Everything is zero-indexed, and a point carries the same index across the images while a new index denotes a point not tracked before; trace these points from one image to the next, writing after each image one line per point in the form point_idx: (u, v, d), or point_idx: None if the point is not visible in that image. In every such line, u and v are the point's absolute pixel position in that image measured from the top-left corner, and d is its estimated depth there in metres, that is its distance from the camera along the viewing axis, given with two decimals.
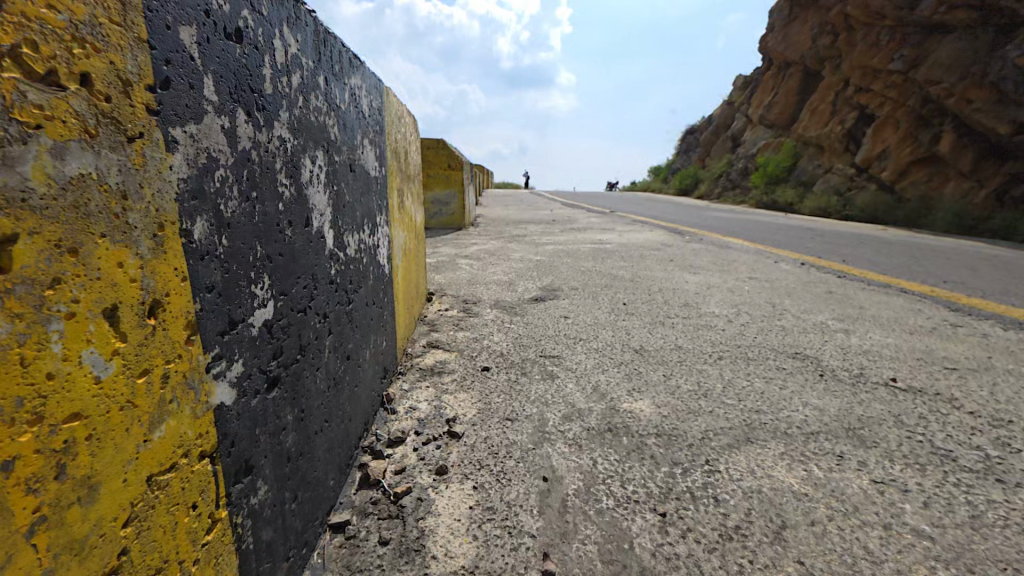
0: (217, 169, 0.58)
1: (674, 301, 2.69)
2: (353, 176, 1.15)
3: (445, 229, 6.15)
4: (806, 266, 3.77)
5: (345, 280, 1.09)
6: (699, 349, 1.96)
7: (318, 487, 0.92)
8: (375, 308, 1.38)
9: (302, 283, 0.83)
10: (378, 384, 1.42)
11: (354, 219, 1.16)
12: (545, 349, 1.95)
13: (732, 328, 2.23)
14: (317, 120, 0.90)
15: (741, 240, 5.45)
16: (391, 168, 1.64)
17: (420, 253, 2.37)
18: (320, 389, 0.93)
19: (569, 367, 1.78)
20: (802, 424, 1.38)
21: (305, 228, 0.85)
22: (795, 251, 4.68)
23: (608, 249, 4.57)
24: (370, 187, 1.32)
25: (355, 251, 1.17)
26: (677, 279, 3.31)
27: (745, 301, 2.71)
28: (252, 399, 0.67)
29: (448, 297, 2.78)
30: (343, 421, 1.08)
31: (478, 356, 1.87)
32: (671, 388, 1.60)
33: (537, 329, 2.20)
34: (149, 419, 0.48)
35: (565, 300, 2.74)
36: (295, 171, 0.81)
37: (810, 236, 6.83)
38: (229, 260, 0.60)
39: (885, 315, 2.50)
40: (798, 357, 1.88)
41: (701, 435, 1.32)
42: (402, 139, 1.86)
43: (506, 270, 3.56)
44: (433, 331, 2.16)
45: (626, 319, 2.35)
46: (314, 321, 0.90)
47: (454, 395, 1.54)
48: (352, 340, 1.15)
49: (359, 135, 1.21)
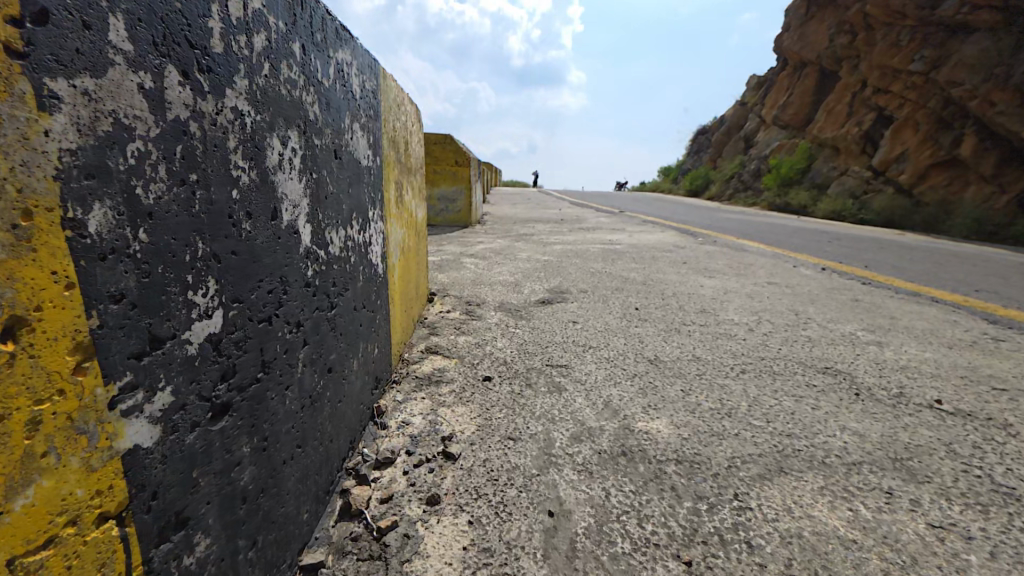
0: (131, 143, 0.44)
1: (690, 307, 2.53)
2: (339, 164, 1.02)
3: (451, 227, 6.01)
4: (828, 271, 3.59)
5: (326, 282, 0.96)
6: (719, 361, 1.80)
7: (286, 526, 0.78)
8: (366, 312, 1.24)
9: (265, 287, 0.69)
10: (367, 396, 1.28)
11: (339, 212, 1.02)
12: (552, 357, 1.81)
13: (754, 338, 2.07)
14: (291, 95, 0.76)
15: (756, 243, 5.25)
16: (388, 158, 1.50)
17: (421, 251, 2.23)
18: (291, 411, 0.80)
19: (579, 379, 1.63)
20: (843, 453, 1.23)
21: (272, 222, 0.71)
22: (815, 256, 4.48)
23: (619, 250, 4.41)
24: (361, 177, 1.19)
25: (340, 248, 1.04)
26: (692, 283, 3.14)
27: (766, 309, 2.53)
28: (188, 435, 0.53)
29: (450, 297, 2.64)
30: (323, 444, 0.95)
31: (480, 364, 1.73)
32: (691, 406, 1.45)
33: (543, 335, 2.06)
34: (5, 483, 0.36)
35: (574, 303, 2.59)
36: (259, 151, 0.67)
37: (828, 239, 6.60)
38: (151, 262, 0.47)
39: (919, 327, 2.32)
40: (829, 373, 1.72)
41: (727, 463, 1.17)
42: (401, 129, 1.73)
43: (513, 270, 3.41)
44: (432, 335, 2.02)
45: (640, 326, 2.20)
46: (284, 332, 0.76)
47: (452, 409, 1.40)
48: (335, 351, 1.01)
49: (348, 118, 1.07)
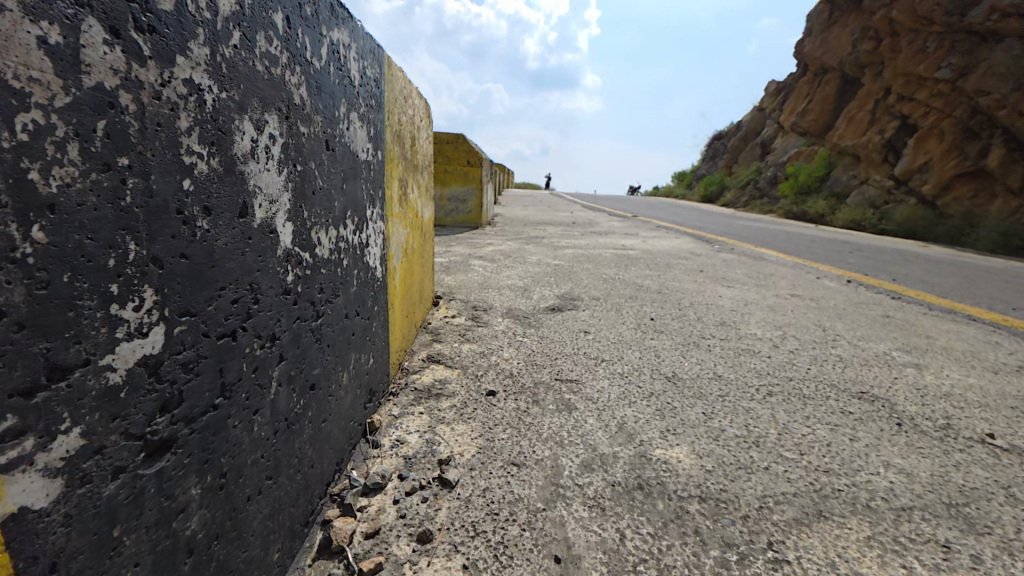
0: (19, 115, 0.35)
1: (708, 319, 2.39)
2: (330, 157, 0.91)
3: (460, 228, 5.91)
4: (854, 284, 3.41)
5: (311, 288, 0.84)
6: (743, 381, 1.66)
7: (248, 574, 0.67)
8: (359, 320, 1.13)
9: (229, 296, 0.59)
10: (358, 412, 1.17)
11: (329, 210, 0.91)
12: (562, 371, 1.68)
13: (779, 356, 1.92)
14: (269, 72, 0.66)
15: (775, 252, 5.07)
16: (391, 152, 1.40)
17: (427, 253, 2.13)
18: (261, 439, 0.69)
19: (590, 397, 1.50)
20: (890, 496, 1.10)
21: (240, 219, 0.60)
22: (838, 267, 4.29)
23: (632, 256, 4.26)
24: (359, 173, 1.08)
25: (330, 251, 0.93)
26: (710, 292, 2.99)
27: (790, 323, 2.38)
28: (106, 485, 0.43)
29: (456, 302, 2.53)
30: (301, 472, 0.84)
31: (483, 376, 1.61)
32: (713, 433, 1.32)
33: (553, 346, 1.93)
34: None
35: (586, 312, 2.46)
36: (226, 136, 0.57)
37: (850, 250, 6.37)
38: (49, 266, 0.37)
39: (959, 348, 2.15)
40: (865, 399, 1.57)
41: (758, 503, 1.04)
42: (408, 124, 1.62)
43: (522, 274, 3.29)
44: (435, 342, 1.91)
45: (655, 338, 2.06)
46: (253, 348, 0.65)
47: (451, 427, 1.28)
48: (320, 365, 0.90)
49: (343, 106, 0.97)
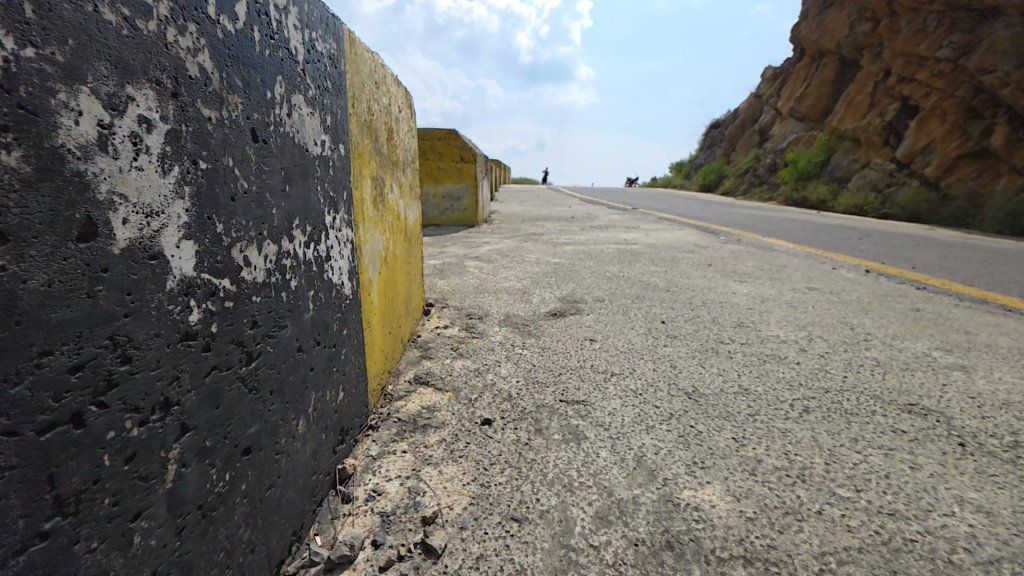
0: None
1: (725, 320, 2.18)
2: (262, 150, 0.70)
3: (456, 226, 5.70)
4: (874, 274, 3.21)
5: (237, 325, 0.64)
6: (773, 396, 1.46)
7: None
8: (318, 351, 0.92)
9: (61, 363, 0.40)
10: (324, 462, 0.97)
11: (263, 220, 0.70)
12: (568, 390, 1.48)
13: (810, 362, 1.71)
14: (132, 25, 0.46)
15: (784, 241, 4.87)
16: (358, 145, 1.18)
17: (414, 259, 1.93)
18: (148, 550, 0.50)
19: (601, 422, 1.30)
20: (973, 547, 0.90)
21: (81, 244, 0.41)
22: (853, 256, 4.08)
23: (635, 251, 4.06)
24: (310, 172, 0.87)
25: (267, 271, 0.72)
26: (723, 289, 2.78)
27: (813, 321, 2.18)
28: None
29: (449, 309, 2.32)
30: (233, 567, 0.64)
31: (478, 401, 1.40)
32: (748, 465, 1.11)
33: (556, 358, 1.73)
34: None
35: (591, 316, 2.25)
36: (41, 118, 0.38)
37: (858, 236, 6.18)
38: None
39: (1004, 345, 1.94)
40: (917, 414, 1.37)
41: (816, 565, 0.84)
42: (382, 114, 1.41)
43: (520, 275, 3.08)
44: (424, 359, 1.71)
45: (669, 346, 1.86)
46: (124, 429, 0.46)
47: (438, 470, 1.08)
48: (259, 422, 0.70)
49: (281, 85, 0.75)
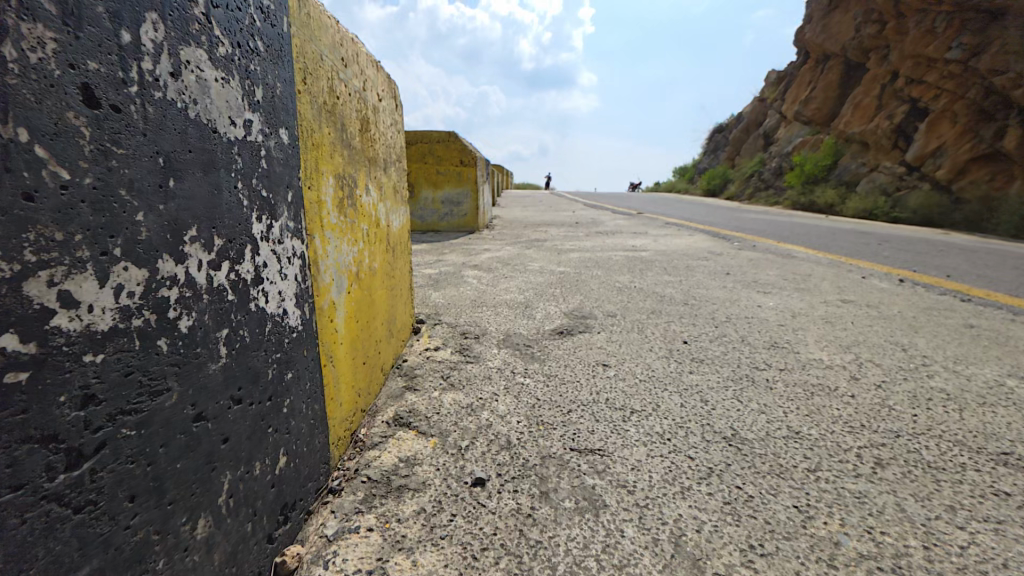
0: None
1: (755, 339, 1.91)
2: (111, 126, 0.45)
3: (455, 232, 5.47)
4: (910, 284, 2.93)
5: (41, 409, 0.40)
6: (834, 443, 1.18)
7: None
8: (239, 414, 0.66)
9: None
10: (249, 565, 0.70)
11: (111, 232, 0.45)
12: (580, 434, 1.21)
13: (867, 395, 1.43)
14: None
15: (802, 247, 4.60)
16: (313, 130, 0.92)
17: (399, 272, 1.67)
18: None
19: (624, 482, 1.02)
20: None
21: None
22: (880, 263, 3.80)
23: (645, 258, 3.79)
24: (222, 162, 0.61)
25: (126, 314, 0.47)
26: (746, 301, 2.51)
27: (858, 341, 1.90)
28: None
29: (443, 327, 2.06)
30: None
31: (469, 450, 1.13)
32: (823, 552, 0.84)
33: (564, 390, 1.45)
34: None
35: (602, 334, 1.98)
36: None
37: (876, 241, 5.90)
38: None
39: None
40: (1018, 469, 1.10)
41: None
42: (353, 100, 1.16)
43: (522, 286, 2.81)
44: (409, 391, 1.44)
45: (696, 373, 1.59)
46: None
47: (412, 561, 0.81)
48: (100, 552, 0.45)
49: (156, 28, 0.51)
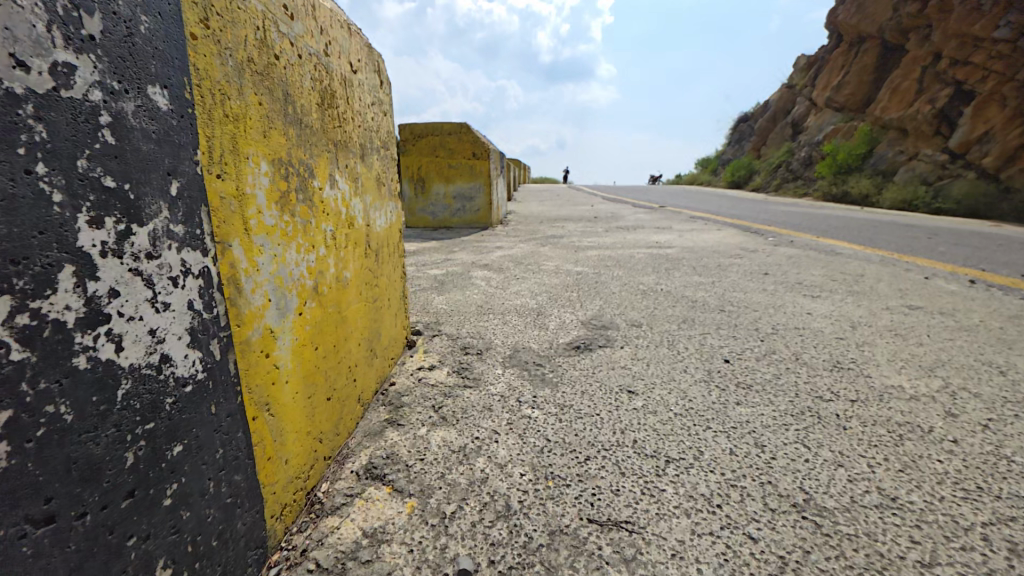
0: None
1: (811, 357, 1.59)
2: None
3: (468, 228, 5.22)
4: (984, 286, 2.53)
5: None
6: (948, 519, 0.87)
7: None
8: (47, 541, 0.42)
9: None
10: None
11: None
12: (602, 495, 0.93)
13: (975, 441, 1.11)
14: None
15: (845, 243, 4.19)
16: (226, 92, 0.65)
17: (384, 280, 1.41)
18: None
19: None
20: None
21: None
22: (940, 260, 3.38)
23: (671, 256, 3.46)
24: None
25: None
26: (792, 307, 2.18)
27: (941, 361, 1.56)
28: None
29: (443, 340, 1.80)
30: None
31: (455, 519, 0.87)
32: None
33: (581, 427, 1.17)
34: None
35: (627, 350, 1.69)
36: None
37: (925, 235, 5.40)
38: None
39: None
40: None
41: None
42: (306, 64, 0.90)
43: (536, 289, 2.53)
44: (391, 426, 1.19)
45: (744, 403, 1.29)
46: None
47: None
48: None
49: None
